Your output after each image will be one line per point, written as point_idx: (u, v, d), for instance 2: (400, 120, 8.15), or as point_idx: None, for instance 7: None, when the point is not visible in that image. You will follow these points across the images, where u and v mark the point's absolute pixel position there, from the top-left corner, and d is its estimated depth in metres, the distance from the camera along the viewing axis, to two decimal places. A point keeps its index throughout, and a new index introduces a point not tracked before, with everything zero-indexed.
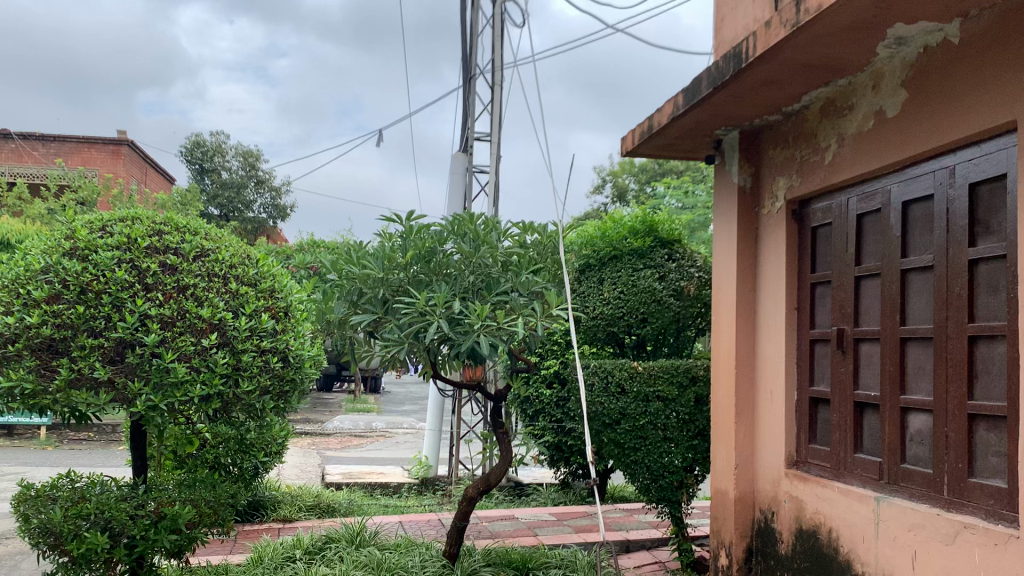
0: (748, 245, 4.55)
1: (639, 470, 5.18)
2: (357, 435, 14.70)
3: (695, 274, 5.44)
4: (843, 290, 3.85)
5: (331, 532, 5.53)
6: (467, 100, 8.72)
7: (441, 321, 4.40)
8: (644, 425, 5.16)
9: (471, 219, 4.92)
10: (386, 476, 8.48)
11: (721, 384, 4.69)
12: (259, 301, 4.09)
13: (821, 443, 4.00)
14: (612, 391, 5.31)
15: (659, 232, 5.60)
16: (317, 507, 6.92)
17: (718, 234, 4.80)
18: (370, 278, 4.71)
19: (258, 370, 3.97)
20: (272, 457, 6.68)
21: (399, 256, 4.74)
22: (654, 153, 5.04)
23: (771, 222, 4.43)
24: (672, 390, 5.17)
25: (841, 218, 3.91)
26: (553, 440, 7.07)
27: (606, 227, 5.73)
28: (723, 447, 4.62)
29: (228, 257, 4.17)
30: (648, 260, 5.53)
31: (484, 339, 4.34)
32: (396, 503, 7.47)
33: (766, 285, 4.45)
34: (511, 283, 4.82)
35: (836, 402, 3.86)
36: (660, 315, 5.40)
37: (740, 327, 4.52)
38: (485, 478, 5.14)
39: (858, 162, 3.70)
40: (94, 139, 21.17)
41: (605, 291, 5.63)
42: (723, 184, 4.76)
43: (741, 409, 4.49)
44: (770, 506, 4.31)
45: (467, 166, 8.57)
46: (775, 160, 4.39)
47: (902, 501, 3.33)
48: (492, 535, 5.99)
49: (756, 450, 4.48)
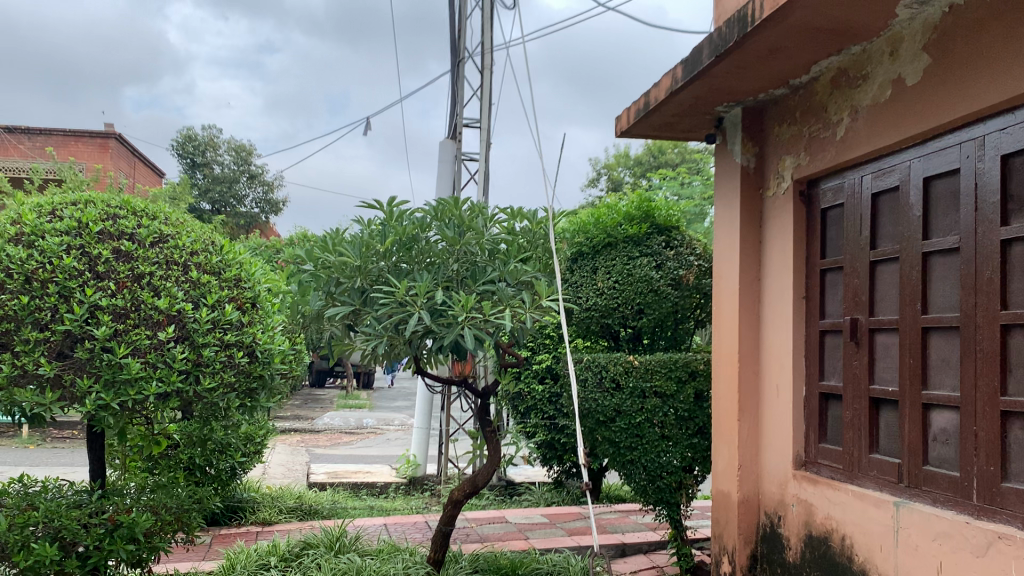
0: (751, 229, 4.24)
1: (635, 470, 4.88)
2: (348, 432, 14.37)
3: (694, 262, 5.11)
4: (856, 276, 3.55)
5: (309, 536, 5.22)
6: (456, 85, 8.40)
7: (421, 312, 4.09)
8: (641, 422, 4.85)
9: (456, 203, 4.59)
10: (372, 476, 8.16)
11: (722, 379, 4.38)
12: (223, 291, 3.77)
13: (833, 442, 3.70)
14: (607, 387, 5.00)
15: (656, 219, 5.28)
16: (299, 510, 6.61)
17: (719, 218, 4.49)
18: (347, 267, 4.38)
19: (222, 366, 3.66)
20: (250, 458, 6.36)
21: (378, 243, 4.42)
22: (651, 133, 4.72)
23: (776, 205, 4.13)
24: (670, 385, 4.85)
25: (853, 198, 3.61)
26: (546, 438, 6.76)
27: (600, 213, 5.40)
28: (724, 446, 4.31)
29: (190, 243, 3.85)
30: (645, 247, 5.19)
31: (468, 331, 4.02)
32: (382, 504, 7.16)
33: (771, 272, 4.15)
34: (498, 273, 4.54)
35: (849, 398, 3.56)
36: (658, 306, 5.09)
37: (743, 317, 4.21)
38: (472, 480, 4.82)
39: (874, 136, 3.39)
40: (81, 132, 20.81)
41: (598, 281, 5.28)
42: (725, 165, 4.45)
43: (744, 406, 4.19)
44: (777, 510, 4.01)
45: (456, 153, 8.23)
46: (781, 137, 4.09)
47: (925, 508, 3.03)
48: (481, 538, 5.66)
49: (761, 449, 4.18)
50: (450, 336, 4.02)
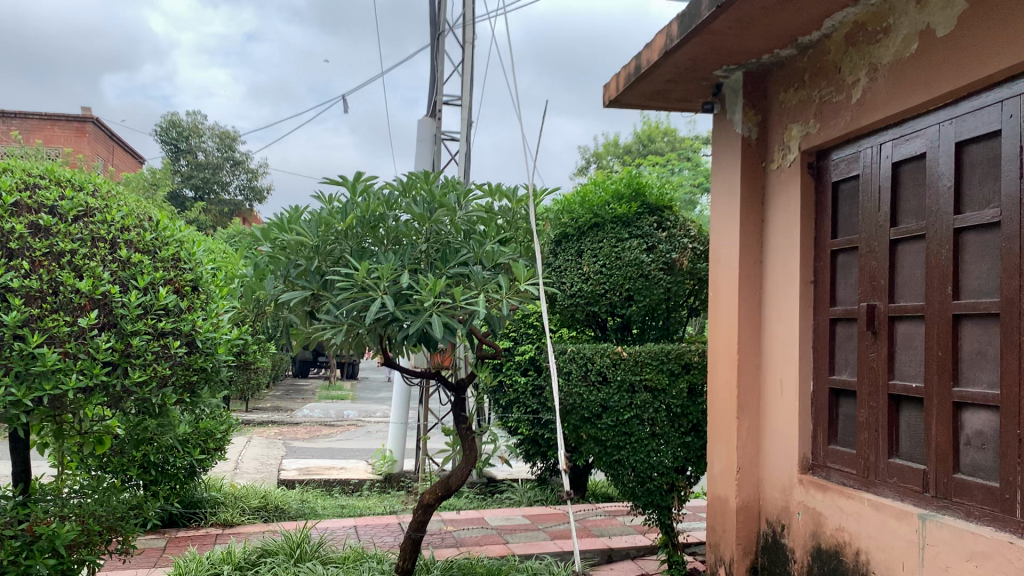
0: (753, 206, 3.82)
1: (623, 470, 4.48)
2: (328, 424, 13.93)
3: (688, 245, 4.67)
4: (874, 258, 3.14)
5: (268, 542, 4.79)
6: (436, 60, 7.95)
7: (385, 297, 3.65)
8: (629, 419, 4.44)
9: (427, 178, 4.15)
10: (346, 472, 7.73)
11: (719, 372, 3.97)
12: (157, 272, 3.33)
13: (845, 445, 3.29)
14: (592, 380, 4.58)
15: (646, 198, 4.84)
16: (265, 511, 6.18)
17: (716, 195, 4.07)
18: (304, 247, 3.96)
19: (155, 357, 3.23)
20: (209, 456, 5.91)
21: (339, 221, 3.97)
22: (642, 102, 4.29)
23: (781, 179, 3.71)
24: (661, 379, 4.43)
25: (869, 170, 3.20)
26: (529, 433, 6.36)
27: (586, 191, 4.96)
28: (722, 445, 3.91)
29: (120, 218, 3.40)
30: (634, 228, 4.74)
31: (436, 318, 3.59)
32: (353, 503, 6.73)
33: (774, 254, 3.73)
34: (473, 254, 4.11)
35: (864, 394, 3.16)
36: (649, 293, 4.66)
37: (743, 305, 3.80)
38: (445, 482, 4.41)
39: (897, 97, 2.98)
40: (56, 115, 20.21)
41: (585, 265, 4.84)
42: (724, 136, 4.03)
43: (744, 403, 3.77)
44: (780, 519, 3.61)
45: (436, 133, 7.74)
46: (786, 104, 3.67)
47: (957, 523, 2.62)
48: (456, 543, 5.23)
49: (762, 450, 3.77)
50: (416, 324, 3.59)
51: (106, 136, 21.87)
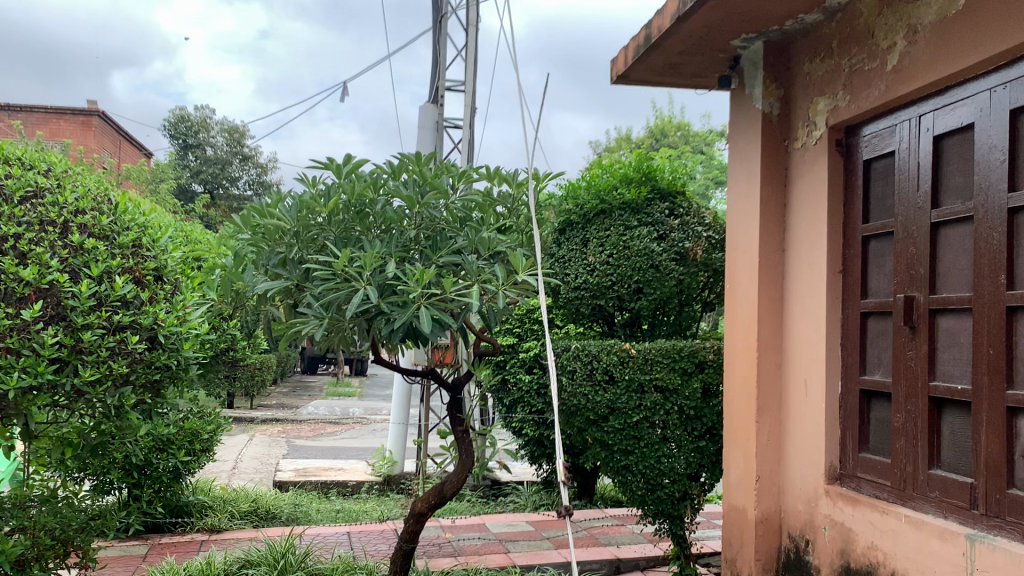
0: (773, 189, 3.48)
1: (631, 477, 4.15)
2: (332, 422, 13.61)
3: (703, 233, 4.35)
4: (912, 244, 2.80)
5: (251, 551, 4.47)
6: (438, 44, 7.62)
7: (369, 289, 3.34)
8: (638, 422, 4.10)
9: (419, 160, 3.84)
10: (343, 473, 7.41)
11: (736, 371, 3.63)
12: (114, 260, 3.01)
13: (879, 453, 2.95)
14: (598, 380, 4.24)
15: (658, 182, 4.50)
16: (255, 516, 5.87)
17: (734, 177, 3.73)
18: (283, 234, 3.63)
19: (110, 354, 2.92)
20: (195, 457, 5.64)
21: (321, 204, 3.64)
22: (653, 78, 3.95)
23: (805, 159, 3.36)
24: (674, 378, 4.06)
25: (907, 145, 2.85)
26: (534, 434, 6.01)
27: (593, 174, 4.61)
28: (739, 451, 3.57)
29: (74, 200, 3.08)
30: (645, 215, 4.40)
31: (424, 310, 3.27)
32: (350, 507, 6.41)
33: (798, 242, 3.39)
34: (467, 241, 3.77)
35: (900, 397, 2.82)
36: (660, 285, 4.31)
37: (762, 297, 3.46)
38: (439, 489, 4.08)
39: (938, 62, 2.63)
40: (62, 109, 19.97)
41: (590, 255, 4.49)
42: (742, 113, 3.69)
43: (763, 405, 3.44)
44: (803, 534, 3.27)
45: (438, 119, 7.41)
46: (812, 76, 3.33)
47: (1013, 547, 2.28)
48: (454, 552, 4.89)
49: (784, 457, 3.44)
50: (403, 317, 3.27)
51: (112, 129, 21.63)
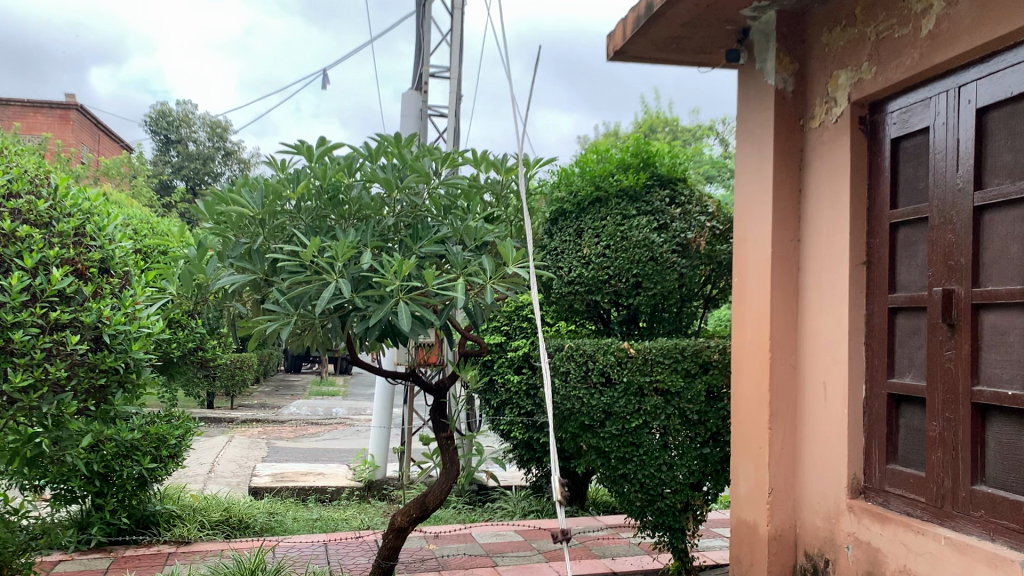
0: (787, 173, 3.17)
1: (629, 486, 3.84)
2: (314, 423, 13.24)
3: (707, 223, 4.00)
4: (951, 231, 2.49)
5: (219, 567, 4.14)
6: (422, 28, 7.28)
7: (340, 282, 3.00)
8: (638, 428, 3.79)
9: (398, 142, 3.50)
10: (324, 479, 7.05)
11: (745, 372, 3.31)
12: (52, 250, 2.68)
13: (911, 465, 2.65)
14: (594, 382, 3.92)
15: (657, 167, 4.15)
16: (227, 526, 5.53)
17: (743, 161, 3.41)
18: (247, 222, 3.29)
19: (45, 356, 2.58)
20: (162, 464, 5.25)
21: (288, 188, 3.30)
22: (653, 54, 3.63)
23: (824, 139, 3.05)
24: (675, 381, 3.71)
25: (943, 121, 2.54)
26: (522, 438, 5.67)
27: (588, 159, 4.28)
28: (749, 460, 3.26)
29: (7, 181, 2.73)
30: (643, 203, 4.09)
31: (403, 304, 2.94)
32: (329, 514, 6.07)
33: (816, 230, 3.07)
34: (452, 230, 3.45)
35: (937, 404, 2.51)
36: (661, 279, 3.99)
37: (776, 292, 3.14)
38: (421, 502, 3.78)
39: (982, 24, 2.32)
40: (40, 103, 19.50)
41: (585, 246, 4.17)
42: (751, 91, 3.37)
43: (777, 410, 3.12)
44: (822, 553, 2.97)
45: (422, 107, 7.07)
46: (832, 47, 3.01)
47: None
48: (439, 565, 4.57)
49: (799, 467, 3.13)
50: (379, 313, 2.94)
51: (92, 124, 21.16)
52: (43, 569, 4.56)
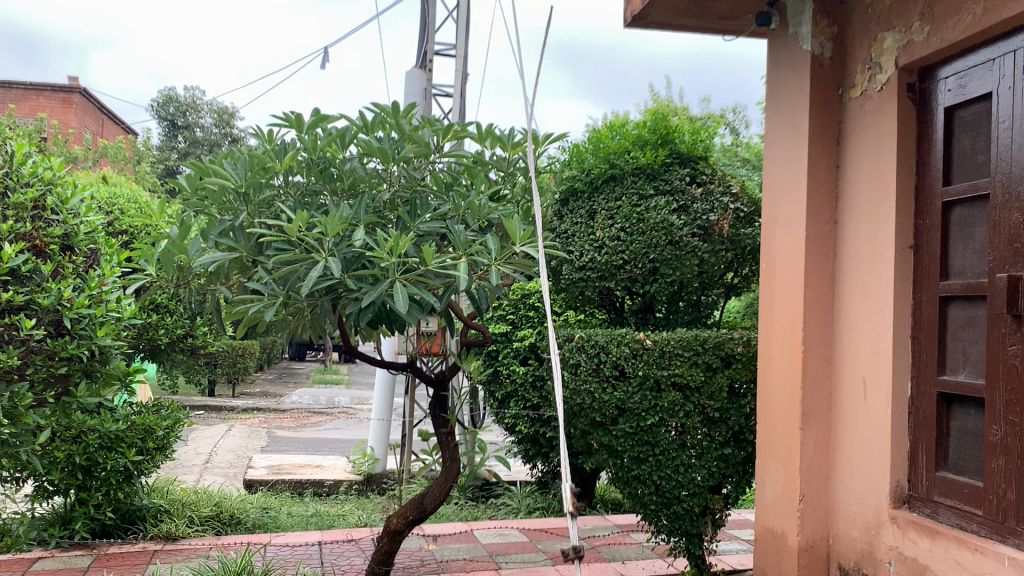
0: (824, 147, 2.88)
1: (643, 488, 3.56)
2: (317, 413, 12.98)
3: (730, 205, 3.73)
4: (1017, 209, 2.19)
5: (203, 569, 3.86)
6: (428, 3, 6.99)
7: (330, 259, 2.71)
8: (654, 425, 3.50)
9: (396, 112, 3.19)
10: (321, 472, 6.76)
11: (774, 367, 3.03)
12: None
13: (965, 474, 2.36)
14: (607, 376, 3.61)
15: (677, 145, 3.90)
16: (217, 522, 5.27)
17: (774, 135, 3.12)
18: (229, 197, 3.00)
19: None
20: (148, 457, 4.95)
21: (275, 159, 3.02)
22: (674, 20, 3.33)
23: (866, 109, 2.75)
24: (696, 375, 3.43)
25: (1009, 85, 2.24)
26: (528, 432, 5.34)
27: (602, 134, 4.01)
28: (778, 463, 2.97)
29: None
30: (662, 182, 3.81)
31: (400, 284, 2.65)
32: (325, 510, 5.80)
33: (856, 211, 2.78)
34: (454, 208, 3.15)
35: (998, 405, 2.22)
36: (680, 265, 3.71)
37: (810, 279, 2.85)
38: (418, 503, 3.52)
39: None
40: (42, 86, 19.23)
41: (597, 228, 3.88)
42: (784, 58, 3.08)
43: (810, 409, 2.84)
44: (860, 567, 2.68)
45: (426, 86, 6.78)
46: (879, 6, 2.71)
47: None
48: (439, 567, 4.29)
49: (833, 472, 2.84)
50: (373, 294, 2.64)
51: (95, 107, 20.87)
52: (19, 568, 4.29)
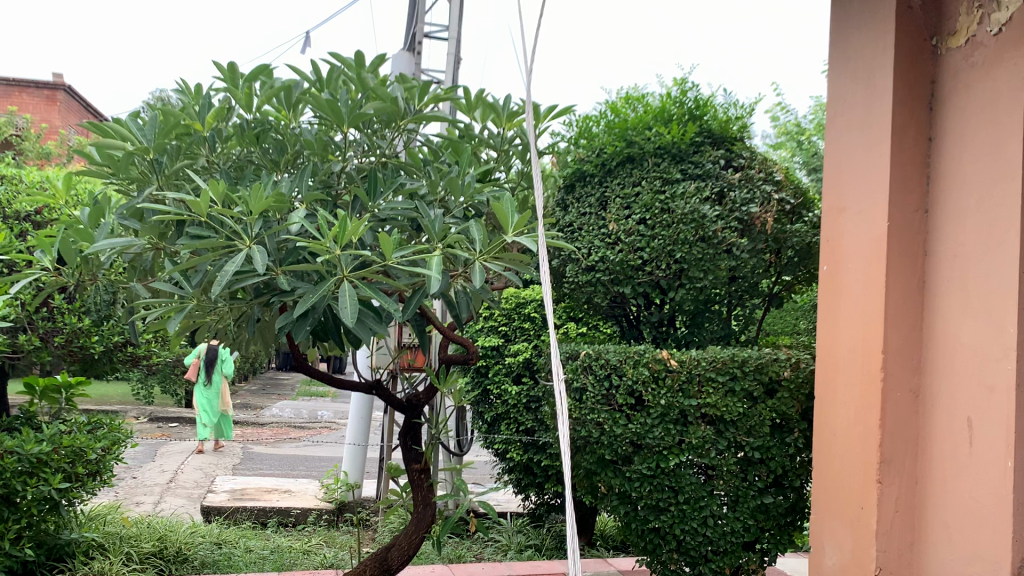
0: (911, 114, 2.21)
1: (663, 542, 2.93)
2: (298, 426, 12.27)
3: (773, 194, 3.18)
4: None
5: None
6: None
7: (256, 248, 1.98)
8: (677, 468, 2.85)
9: (361, 65, 2.49)
10: (289, 498, 6.07)
11: (839, 396, 2.35)
12: None
13: None
14: (620, 405, 2.93)
15: (708, 123, 3.34)
16: (159, 560, 4.57)
17: (840, 101, 2.45)
18: (135, 166, 2.31)
19: None
20: (76, 484, 4.18)
21: (198, 119, 2.33)
22: None
23: (974, 60, 2.08)
24: (736, 407, 2.77)
25: None
26: (519, 460, 4.63)
27: (618, 108, 3.44)
28: (844, 521, 2.30)
29: None
30: (691, 165, 3.27)
31: (349, 284, 1.94)
32: (288, 545, 5.08)
33: (959, 195, 2.11)
34: (432, 186, 2.49)
35: None
36: (712, 268, 3.16)
37: (892, 284, 2.18)
38: (382, 559, 2.99)
39: None
40: (26, 83, 18.54)
41: (611, 222, 3.30)
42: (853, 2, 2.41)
43: (891, 453, 2.16)
44: None
45: (413, 70, 6.11)
46: None
47: None
48: None
49: (919, 537, 2.16)
50: (310, 297, 1.93)
51: (79, 105, 20.14)
52: None
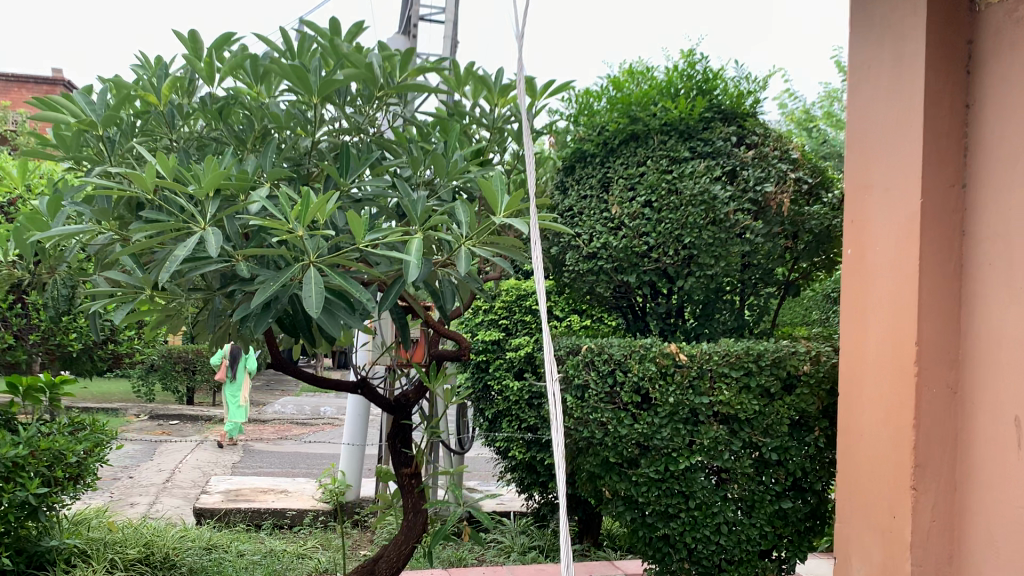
0: (946, 78, 1.99)
1: (673, 551, 2.72)
2: (300, 423, 12.09)
3: (789, 173, 2.99)
4: None
5: None
6: None
7: (212, 230, 1.76)
8: (686, 472, 2.63)
9: (336, 33, 2.28)
10: (286, 499, 5.87)
11: (867, 392, 2.12)
12: None
13: None
14: (626, 404, 2.72)
15: (718, 99, 3.15)
16: (145, 566, 4.35)
17: (864, 67, 2.22)
18: (87, 143, 2.10)
19: None
20: (56, 489, 3.94)
21: (154, 92, 2.12)
22: None
23: (1016, 15, 1.85)
24: (750, 404, 2.55)
25: None
26: (522, 458, 4.42)
27: (620, 82, 3.22)
28: (874, 531, 2.07)
29: None
30: (700, 142, 3.06)
31: (315, 270, 1.73)
32: (282, 549, 4.88)
33: (1001, 167, 1.88)
34: (416, 165, 2.28)
35: None
36: (724, 252, 2.95)
37: (926, 267, 1.96)
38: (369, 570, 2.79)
39: None
40: (25, 79, 18.35)
41: (614, 206, 3.08)
42: None
43: (926, 456, 1.94)
44: None
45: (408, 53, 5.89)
46: None
47: None
48: None
49: (959, 548, 1.94)
50: (270, 287, 1.71)
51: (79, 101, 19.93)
52: None
